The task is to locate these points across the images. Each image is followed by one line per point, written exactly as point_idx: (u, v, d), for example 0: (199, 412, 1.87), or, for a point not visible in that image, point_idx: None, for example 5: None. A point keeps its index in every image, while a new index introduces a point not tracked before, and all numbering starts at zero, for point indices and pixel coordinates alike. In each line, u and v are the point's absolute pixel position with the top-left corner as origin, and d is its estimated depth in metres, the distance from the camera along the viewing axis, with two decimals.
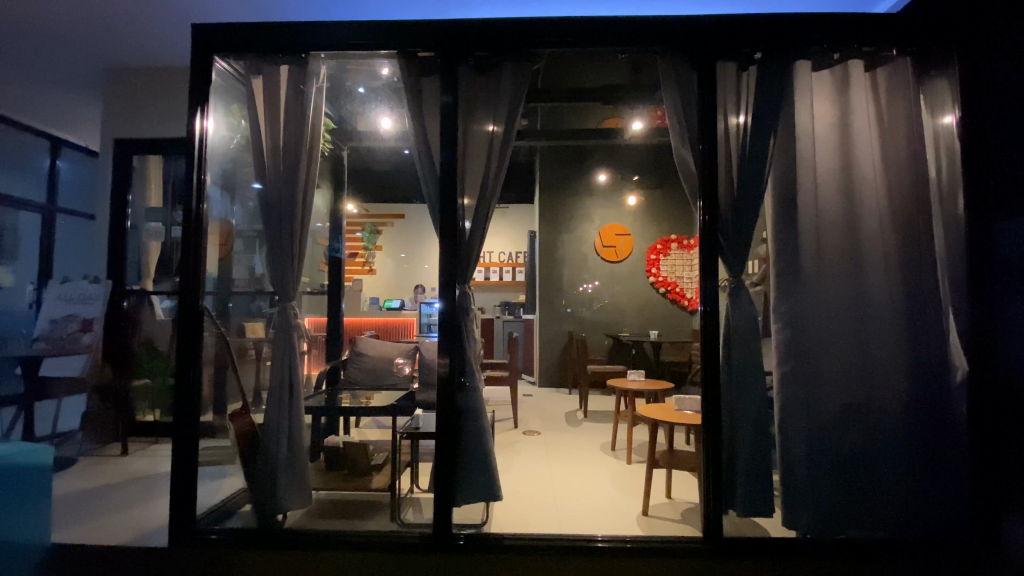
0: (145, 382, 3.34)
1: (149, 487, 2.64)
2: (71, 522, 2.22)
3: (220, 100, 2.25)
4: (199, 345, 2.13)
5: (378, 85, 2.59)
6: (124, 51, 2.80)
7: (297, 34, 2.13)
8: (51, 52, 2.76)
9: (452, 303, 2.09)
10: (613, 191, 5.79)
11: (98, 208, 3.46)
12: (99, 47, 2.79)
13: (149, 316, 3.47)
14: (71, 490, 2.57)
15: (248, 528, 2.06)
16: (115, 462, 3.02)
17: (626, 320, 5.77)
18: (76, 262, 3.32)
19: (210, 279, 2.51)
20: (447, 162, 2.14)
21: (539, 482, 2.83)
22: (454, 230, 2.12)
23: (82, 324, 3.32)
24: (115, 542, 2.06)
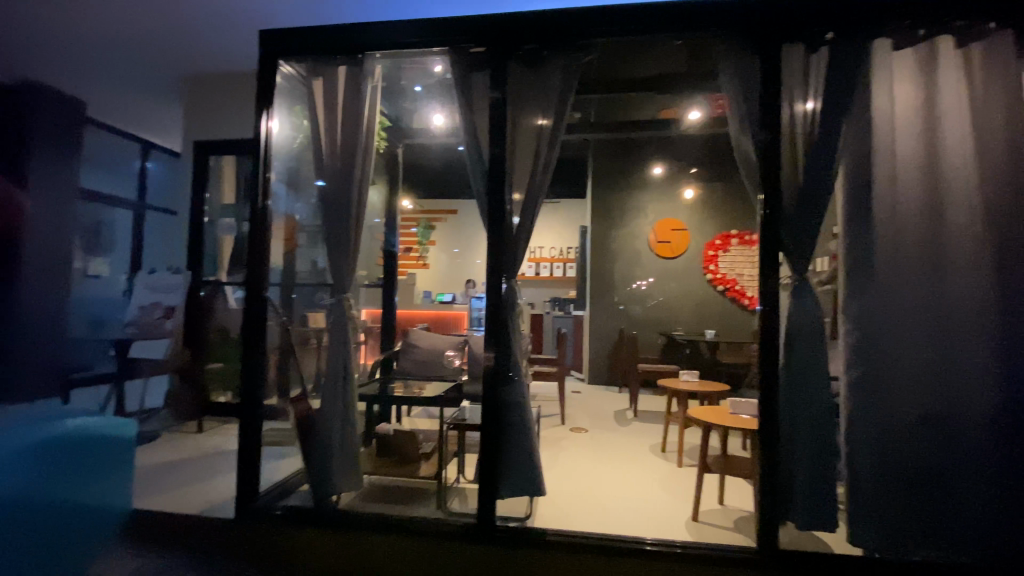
0: (216, 366, 3.55)
1: (219, 462, 2.86)
2: (151, 490, 2.44)
3: (284, 102, 2.38)
4: (262, 333, 2.27)
5: (431, 83, 2.65)
6: (204, 48, 3.02)
7: (353, 36, 2.21)
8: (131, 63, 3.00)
9: (497, 298, 2.10)
10: (669, 184, 5.59)
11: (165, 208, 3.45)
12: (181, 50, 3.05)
13: (222, 304, 3.60)
14: (153, 462, 2.83)
15: (305, 507, 2.18)
16: (193, 438, 3.30)
17: (681, 318, 5.57)
18: (159, 254, 3.36)
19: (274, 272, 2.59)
20: (494, 155, 2.14)
21: (586, 479, 2.80)
22: (501, 225, 2.12)
23: (164, 311, 3.49)
24: (189, 511, 2.24)
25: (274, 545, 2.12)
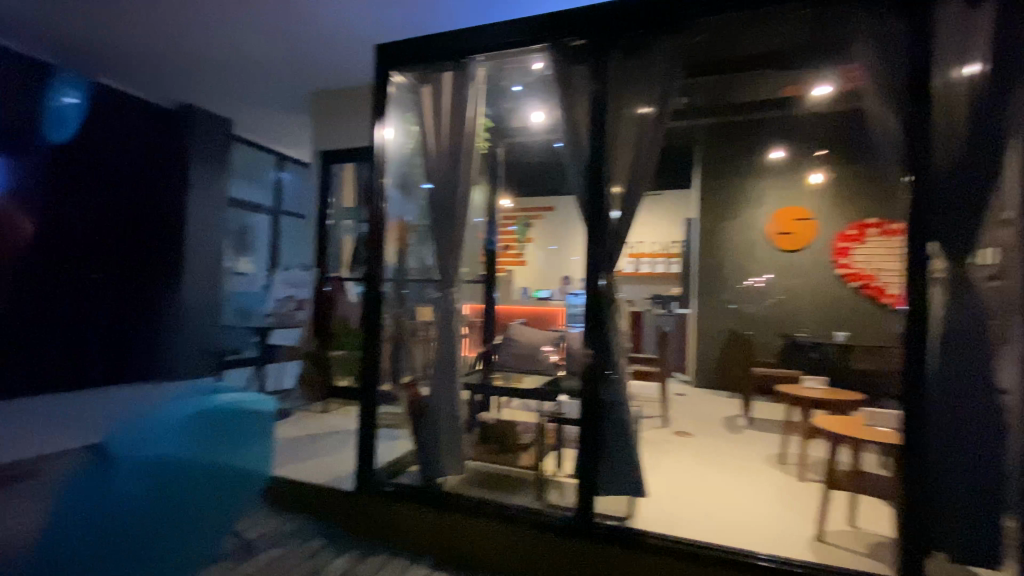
0: (340, 352, 4.05)
1: (340, 439, 3.18)
2: (286, 461, 2.77)
3: (397, 110, 2.54)
4: (377, 325, 2.47)
5: (531, 80, 2.68)
6: (330, 62, 3.39)
7: (458, 42, 2.31)
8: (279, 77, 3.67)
9: (597, 293, 2.06)
10: (789, 171, 5.10)
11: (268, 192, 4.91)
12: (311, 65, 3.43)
13: (344, 299, 4.11)
14: (288, 435, 3.22)
15: (413, 486, 2.34)
16: (319, 417, 3.69)
17: (804, 319, 5.05)
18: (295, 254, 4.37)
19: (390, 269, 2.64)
20: (595, 147, 2.10)
21: (693, 486, 2.65)
22: (602, 218, 2.09)
23: (296, 304, 4.18)
24: (315, 481, 2.51)
25: (386, 519, 2.29)
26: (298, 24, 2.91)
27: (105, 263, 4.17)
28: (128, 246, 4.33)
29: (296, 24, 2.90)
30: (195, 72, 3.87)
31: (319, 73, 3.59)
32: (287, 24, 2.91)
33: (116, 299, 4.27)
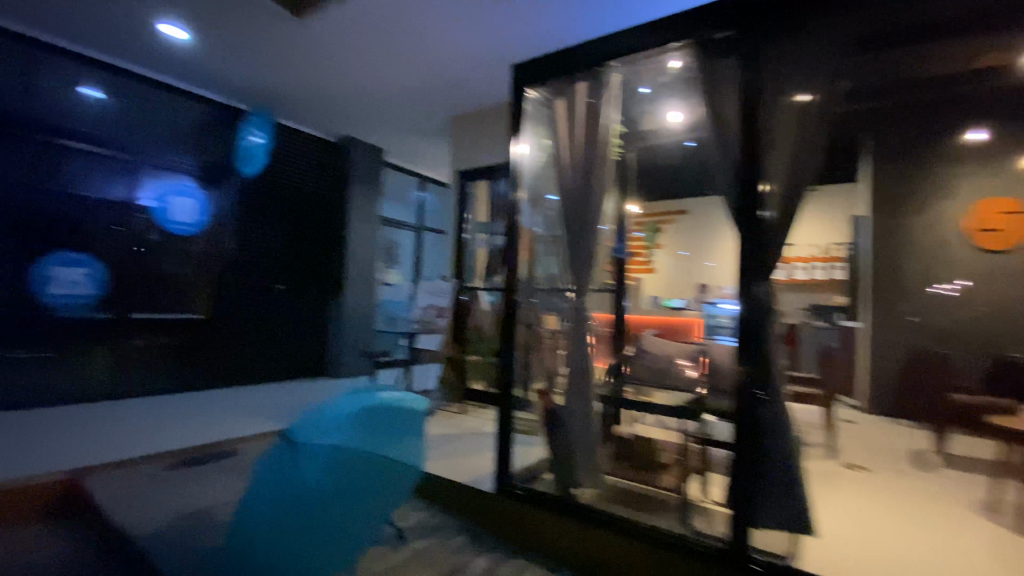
0: (475, 357, 4.34)
1: (478, 440, 3.36)
2: (434, 456, 3.01)
3: (532, 125, 2.63)
4: (514, 333, 2.56)
5: (667, 81, 2.58)
6: (467, 86, 3.79)
7: (593, 52, 2.33)
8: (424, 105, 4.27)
9: (749, 304, 1.90)
10: (994, 155, 4.18)
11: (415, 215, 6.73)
12: (449, 90, 3.88)
13: (479, 307, 4.44)
14: (434, 432, 3.50)
15: (550, 493, 2.38)
16: (457, 417, 3.95)
17: (1018, 335, 4.08)
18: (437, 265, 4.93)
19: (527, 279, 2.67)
20: (745, 146, 1.93)
21: (869, 528, 2.29)
22: (754, 221, 1.91)
23: (436, 311, 4.58)
24: (459, 479, 2.68)
25: (524, 523, 2.35)
26: (445, 54, 3.32)
27: (279, 273, 5.72)
28: (284, 264, 5.78)
29: (440, 58, 3.38)
30: (359, 116, 4.75)
31: (458, 94, 3.96)
32: (431, 58, 3.41)
33: (288, 299, 5.75)
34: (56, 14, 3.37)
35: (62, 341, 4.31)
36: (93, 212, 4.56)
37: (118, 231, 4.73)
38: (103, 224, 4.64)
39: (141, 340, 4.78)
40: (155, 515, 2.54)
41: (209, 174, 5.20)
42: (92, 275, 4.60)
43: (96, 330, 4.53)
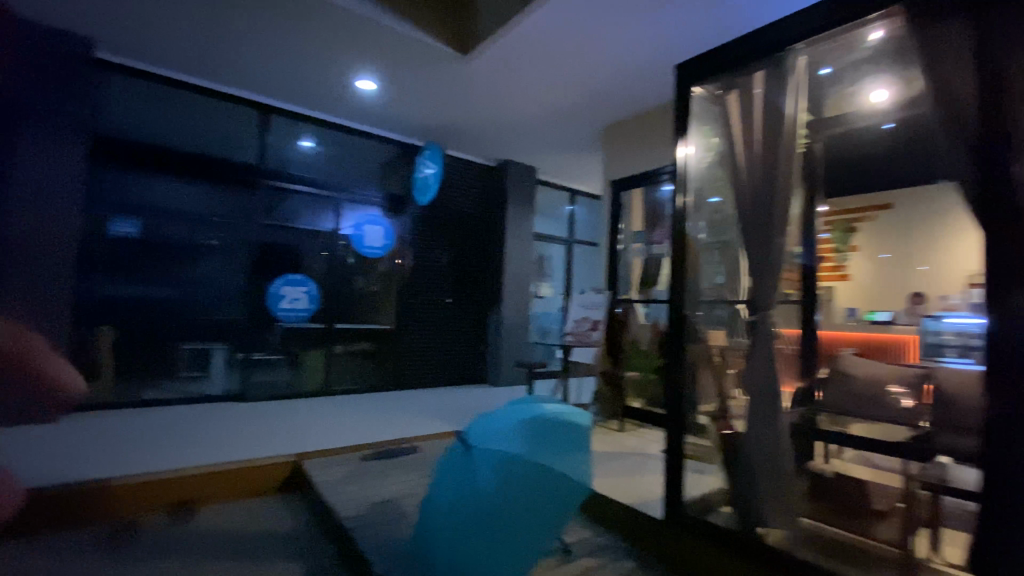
0: (632, 374, 4.46)
1: (642, 463, 3.26)
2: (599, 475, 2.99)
3: (698, 125, 2.49)
4: (683, 349, 2.42)
5: (870, 51, 2.20)
6: (605, 87, 4.25)
7: (771, 35, 2.10)
8: (582, 107, 4.67)
9: (1004, 324, 1.49)
10: None
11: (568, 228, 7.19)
12: (589, 94, 4.39)
13: (635, 319, 4.74)
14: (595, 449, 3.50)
15: (728, 530, 2.18)
16: (617, 437, 3.92)
17: None
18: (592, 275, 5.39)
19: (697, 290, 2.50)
20: (991, 117, 1.58)
21: None
22: (1010, 212, 1.52)
23: (591, 324, 4.57)
24: (625, 501, 2.62)
25: (701, 559, 2.19)
26: (587, 62, 3.83)
27: (447, 287, 6.42)
28: (451, 278, 6.42)
29: (583, 66, 3.90)
30: (512, 133, 5.52)
31: (596, 97, 4.44)
32: (575, 68, 3.94)
33: (455, 310, 6.44)
34: (296, 75, 4.35)
35: (287, 347, 5.32)
36: (308, 239, 5.50)
37: (323, 255, 5.64)
38: (314, 250, 5.56)
39: (342, 347, 5.68)
40: (353, 502, 3.02)
41: (393, 205, 5.97)
42: (308, 293, 5.47)
43: (309, 339, 5.47)
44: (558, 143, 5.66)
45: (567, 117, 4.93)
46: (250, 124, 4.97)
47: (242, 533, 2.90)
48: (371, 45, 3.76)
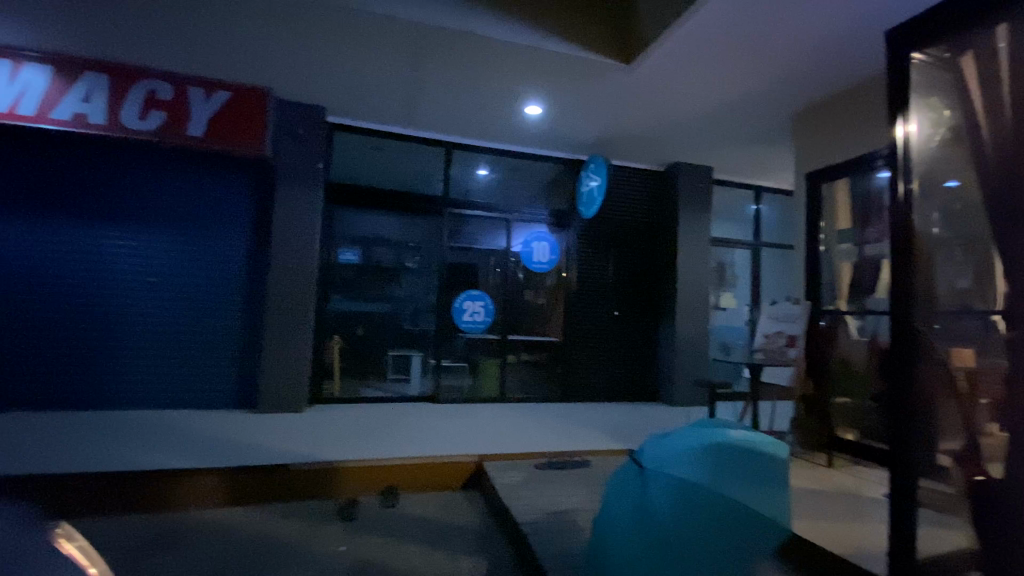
0: (844, 401, 3.93)
1: (859, 506, 2.80)
2: (803, 517, 2.63)
3: (922, 99, 2.15)
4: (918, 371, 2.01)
5: None
6: (790, 69, 3.83)
7: None
8: (768, 95, 4.28)
9: None
10: None
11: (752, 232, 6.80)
12: (770, 79, 4.00)
13: (845, 334, 4.13)
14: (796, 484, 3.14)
15: None
16: (824, 472, 3.43)
17: None
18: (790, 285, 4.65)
19: (930, 296, 2.09)
20: None
21: None
22: None
23: (787, 340, 4.03)
24: (837, 551, 2.27)
25: None
26: (767, 45, 3.52)
27: (617, 300, 6.28)
28: (620, 291, 6.29)
29: (763, 49, 3.58)
30: (680, 135, 5.31)
31: (780, 82, 4.02)
32: (755, 53, 3.63)
33: (623, 324, 6.27)
34: (481, 112, 4.90)
35: (469, 356, 5.86)
36: (486, 257, 5.93)
37: (496, 271, 5.97)
38: (490, 267, 5.95)
39: (515, 357, 6.00)
40: (533, 509, 3.16)
41: (559, 220, 6.12)
42: (486, 307, 5.77)
43: (487, 349, 5.90)
44: (734, 137, 5.26)
45: (748, 110, 4.57)
46: (436, 158, 5.75)
47: (435, 523, 3.28)
48: (540, 72, 4.03)
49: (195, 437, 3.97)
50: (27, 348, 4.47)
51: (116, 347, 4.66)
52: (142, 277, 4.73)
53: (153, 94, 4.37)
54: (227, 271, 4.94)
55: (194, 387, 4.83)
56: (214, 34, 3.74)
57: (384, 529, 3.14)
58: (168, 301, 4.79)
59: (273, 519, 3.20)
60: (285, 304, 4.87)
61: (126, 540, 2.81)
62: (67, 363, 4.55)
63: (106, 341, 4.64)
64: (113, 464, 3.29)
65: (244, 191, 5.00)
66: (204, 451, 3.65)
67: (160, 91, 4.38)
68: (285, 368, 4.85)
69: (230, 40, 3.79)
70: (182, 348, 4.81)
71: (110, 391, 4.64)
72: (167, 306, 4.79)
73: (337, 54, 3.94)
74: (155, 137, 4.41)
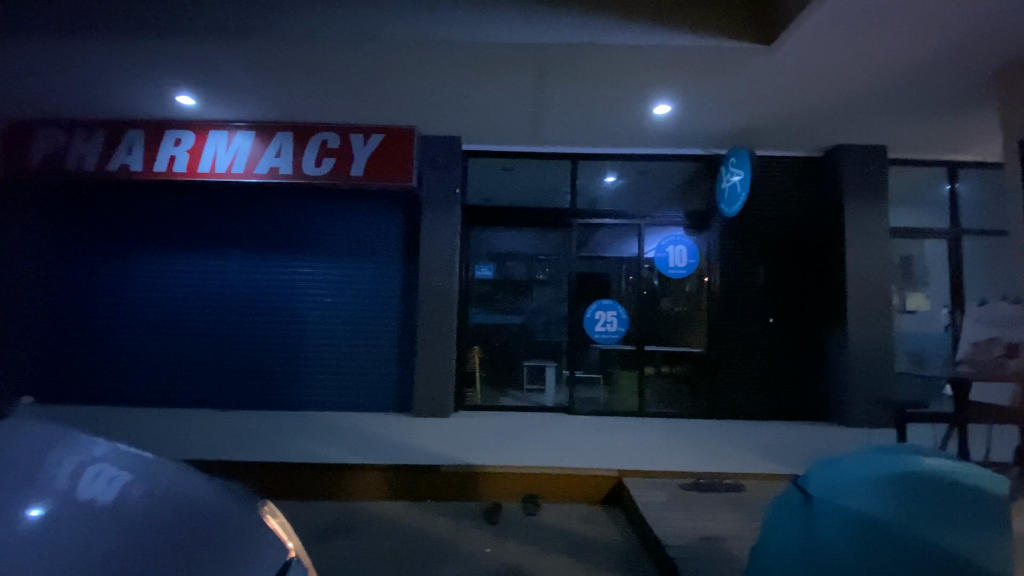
0: None
1: None
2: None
3: None
4: None
5: None
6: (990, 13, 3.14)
7: None
8: (958, 51, 3.56)
9: None
10: None
11: (945, 216, 5.65)
12: (958, 30, 3.31)
13: None
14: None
15: None
16: None
17: None
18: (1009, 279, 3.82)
19: None
20: None
21: None
22: None
23: (1005, 348, 3.31)
24: None
25: None
26: None
27: (771, 306, 5.64)
28: (773, 296, 5.65)
29: None
30: (838, 113, 4.64)
31: (975, 32, 3.32)
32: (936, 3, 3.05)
33: (779, 333, 5.61)
34: (607, 121, 4.90)
35: (605, 367, 5.75)
36: (619, 265, 5.78)
37: (630, 279, 5.79)
38: (622, 276, 5.78)
39: (653, 369, 5.71)
40: (679, 530, 3.00)
41: (697, 221, 5.76)
42: (619, 317, 5.72)
43: (623, 361, 5.72)
44: (913, 106, 4.47)
45: (932, 71, 3.85)
46: (565, 170, 5.85)
47: (576, 534, 3.28)
48: (666, 69, 3.88)
49: (361, 437, 4.53)
50: (244, 361, 5.55)
51: (303, 359, 5.54)
52: (321, 299, 5.58)
53: (325, 144, 5.22)
54: (384, 291, 5.59)
55: (362, 394, 5.53)
56: (370, 86, 4.32)
57: (526, 535, 3.24)
58: (341, 319, 5.57)
59: (427, 516, 3.49)
60: (432, 319, 5.35)
61: (315, 522, 3.32)
62: (271, 373, 5.54)
63: (297, 354, 5.55)
64: (304, 457, 3.92)
65: (395, 220, 5.62)
66: (371, 449, 4.17)
67: (330, 141, 5.22)
68: (434, 378, 5.31)
69: (382, 89, 4.38)
70: (352, 359, 5.55)
71: (300, 395, 5.53)
72: (340, 323, 5.57)
73: (473, 88, 4.30)
74: (325, 180, 5.17)
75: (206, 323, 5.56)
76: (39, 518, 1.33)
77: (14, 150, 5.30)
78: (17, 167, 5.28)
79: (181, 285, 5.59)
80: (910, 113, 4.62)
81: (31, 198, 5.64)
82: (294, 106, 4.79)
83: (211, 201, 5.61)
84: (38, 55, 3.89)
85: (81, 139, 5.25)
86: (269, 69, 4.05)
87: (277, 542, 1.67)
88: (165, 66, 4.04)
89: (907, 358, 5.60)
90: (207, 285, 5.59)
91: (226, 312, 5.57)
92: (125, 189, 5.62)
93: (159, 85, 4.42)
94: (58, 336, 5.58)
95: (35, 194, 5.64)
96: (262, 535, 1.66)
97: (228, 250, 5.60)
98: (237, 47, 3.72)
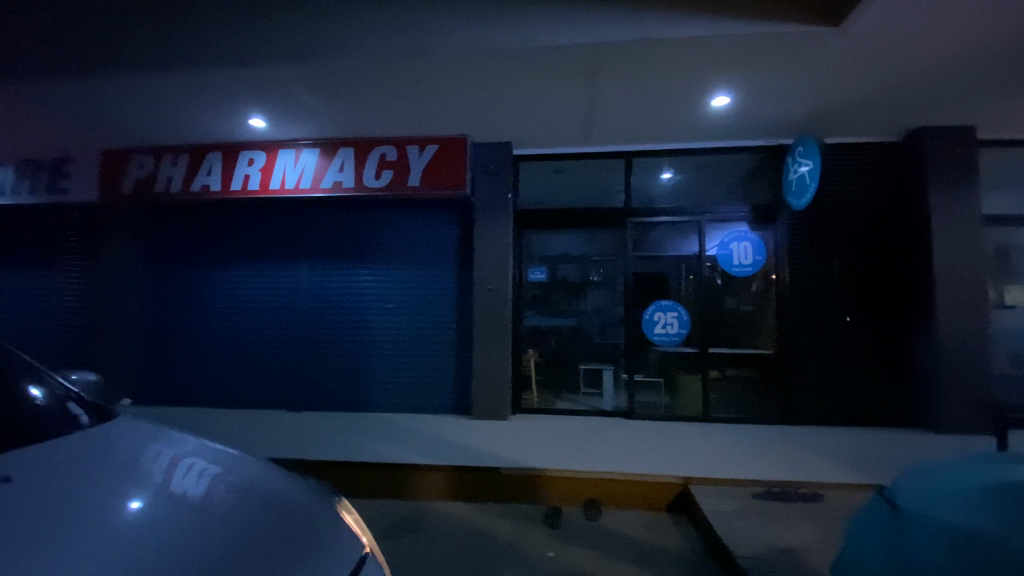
0: None
1: None
2: None
3: None
4: None
5: None
6: None
7: None
8: None
9: None
10: None
11: None
12: None
13: None
14: None
15: None
16: None
17: None
18: None
19: None
20: None
21: None
22: None
23: None
24: None
25: None
26: None
27: (847, 304, 5.28)
28: (851, 293, 5.28)
29: None
30: (917, 93, 4.30)
31: None
32: None
33: (858, 333, 5.23)
34: (662, 117, 4.80)
35: (665, 370, 5.58)
36: (678, 264, 5.61)
37: (690, 279, 5.60)
38: (682, 275, 5.60)
39: (718, 372, 5.49)
40: (752, 539, 2.86)
41: (762, 215, 5.49)
42: (680, 317, 5.53)
43: (686, 363, 5.53)
44: (1006, 80, 4.08)
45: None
46: (618, 170, 5.77)
47: (641, 541, 3.19)
48: (723, 59, 3.75)
49: (423, 438, 4.64)
50: (311, 366, 5.84)
51: (366, 365, 5.76)
52: (382, 306, 5.78)
53: (384, 157, 5.43)
54: (441, 297, 5.72)
55: (423, 397, 5.68)
56: (424, 99, 4.47)
57: (589, 540, 3.20)
58: (401, 324, 5.75)
59: (490, 517, 3.52)
60: (489, 323, 5.41)
61: (384, 520, 3.42)
62: (338, 376, 5.80)
63: (360, 360, 5.77)
64: (370, 456, 4.06)
65: (451, 227, 5.75)
66: (434, 450, 4.26)
67: (389, 153, 5.42)
68: (492, 381, 5.37)
69: (437, 101, 4.52)
70: (412, 364, 5.70)
71: (366, 398, 5.75)
72: (401, 328, 5.75)
73: (525, 94, 4.36)
74: (385, 192, 5.37)
75: (278, 331, 5.91)
76: (141, 510, 1.46)
77: (113, 176, 5.87)
78: (116, 191, 5.85)
79: (254, 295, 5.97)
80: (1003, 89, 4.22)
81: (127, 219, 6.22)
82: (354, 122, 5.03)
83: (280, 215, 5.97)
84: (132, 89, 4.30)
85: (168, 163, 5.76)
86: (332, 89, 4.28)
87: (354, 542, 1.70)
88: (240, 92, 4.36)
89: (1006, 358, 5.08)
90: (279, 294, 5.94)
91: (295, 320, 5.89)
92: (206, 207, 6.08)
93: (235, 110, 4.78)
94: (152, 344, 6.11)
95: (130, 215, 6.22)
96: (341, 532, 1.71)
97: (297, 260, 5.94)
98: (302, 69, 3.96)
